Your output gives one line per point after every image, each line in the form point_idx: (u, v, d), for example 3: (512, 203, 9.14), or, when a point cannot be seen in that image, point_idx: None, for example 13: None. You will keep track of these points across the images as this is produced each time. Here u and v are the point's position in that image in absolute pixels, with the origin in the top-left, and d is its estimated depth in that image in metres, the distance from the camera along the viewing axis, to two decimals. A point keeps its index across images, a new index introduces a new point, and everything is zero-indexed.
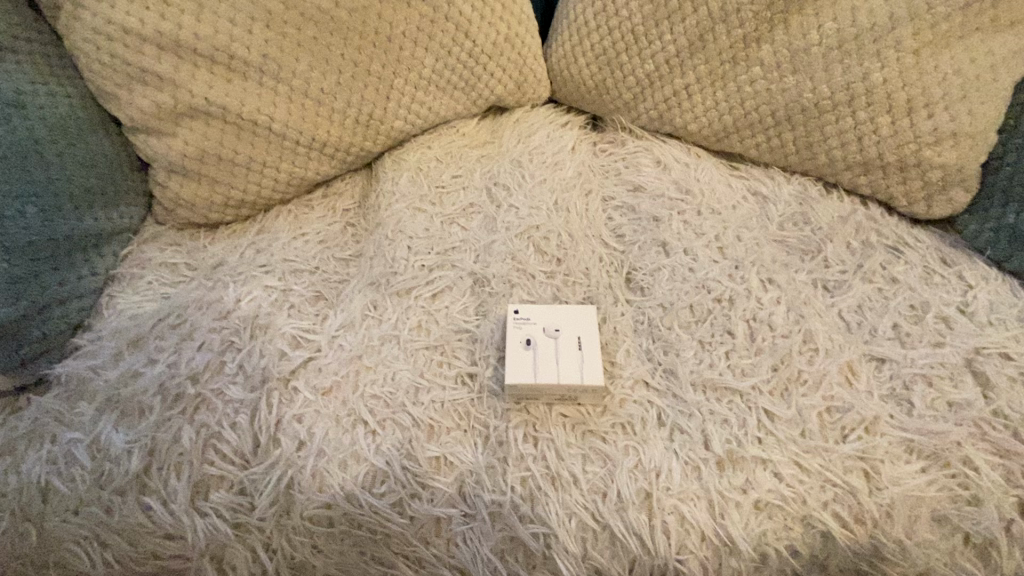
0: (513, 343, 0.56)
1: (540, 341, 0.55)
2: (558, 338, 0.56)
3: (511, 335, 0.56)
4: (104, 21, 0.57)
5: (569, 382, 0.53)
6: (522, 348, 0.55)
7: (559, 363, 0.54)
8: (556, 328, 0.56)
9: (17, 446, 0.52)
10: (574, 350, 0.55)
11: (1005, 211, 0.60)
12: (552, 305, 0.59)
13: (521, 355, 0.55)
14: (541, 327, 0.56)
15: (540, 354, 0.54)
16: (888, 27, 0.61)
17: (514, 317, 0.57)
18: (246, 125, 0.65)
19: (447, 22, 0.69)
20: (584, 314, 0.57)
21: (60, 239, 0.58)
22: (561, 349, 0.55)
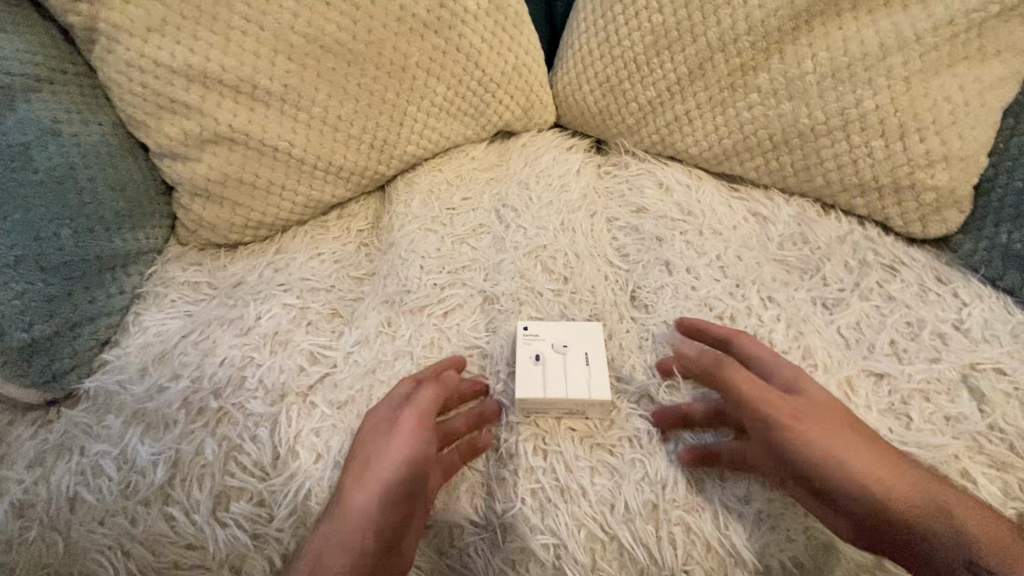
0: (523, 358, 0.57)
1: (550, 357, 0.57)
2: (567, 355, 0.57)
3: (522, 351, 0.58)
4: (137, 55, 0.61)
5: (577, 397, 0.54)
6: (532, 364, 0.57)
7: (568, 378, 0.56)
8: (564, 344, 0.58)
9: (47, 458, 0.55)
10: (582, 366, 0.57)
11: (997, 231, 0.63)
12: (561, 322, 0.61)
13: (529, 370, 0.56)
14: (549, 343, 0.58)
15: (549, 368, 0.56)
16: (880, 56, 0.64)
17: (523, 332, 0.59)
18: (267, 150, 0.68)
19: (458, 52, 0.72)
20: (591, 331, 0.59)
21: (91, 259, 0.62)
22: (569, 364, 0.57)
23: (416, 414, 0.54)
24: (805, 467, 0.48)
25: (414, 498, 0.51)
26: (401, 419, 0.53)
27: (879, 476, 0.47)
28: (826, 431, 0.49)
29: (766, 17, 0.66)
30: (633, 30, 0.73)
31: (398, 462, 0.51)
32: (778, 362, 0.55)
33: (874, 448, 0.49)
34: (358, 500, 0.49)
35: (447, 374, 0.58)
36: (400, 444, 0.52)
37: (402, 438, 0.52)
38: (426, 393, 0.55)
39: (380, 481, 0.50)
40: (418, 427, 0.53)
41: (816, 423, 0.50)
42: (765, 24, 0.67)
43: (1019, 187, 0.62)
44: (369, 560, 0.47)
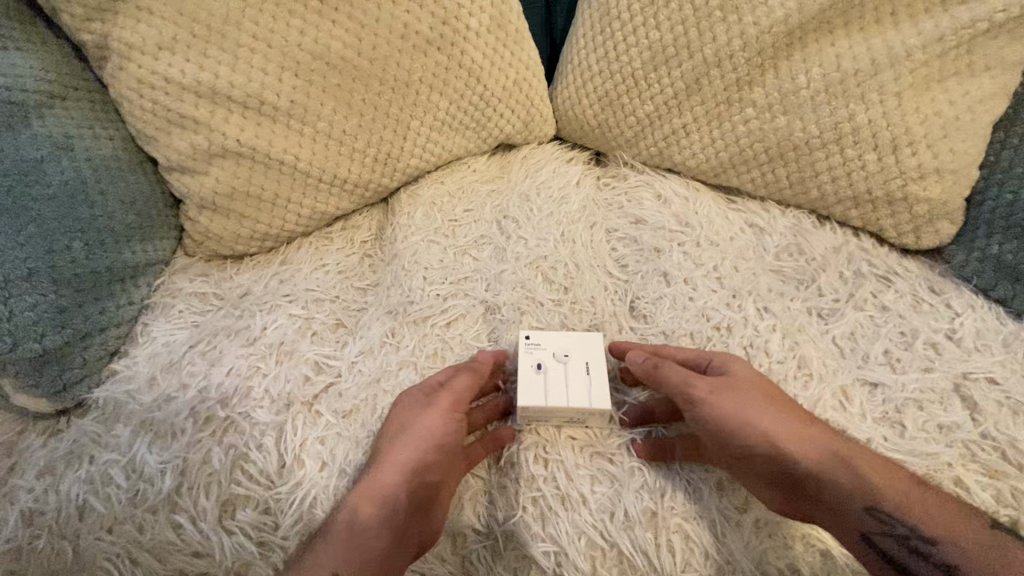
0: (525, 367, 0.58)
1: (551, 366, 0.58)
2: (568, 364, 0.58)
3: (523, 360, 0.58)
4: (148, 72, 0.63)
5: (578, 406, 0.55)
6: (533, 373, 0.57)
7: (569, 387, 0.56)
8: (565, 353, 0.59)
9: (57, 466, 0.56)
10: (583, 375, 0.57)
11: (988, 243, 0.65)
12: (561, 331, 0.62)
13: (531, 379, 0.57)
14: (550, 353, 0.59)
15: (551, 378, 0.57)
16: (872, 71, 0.65)
17: (526, 340, 0.60)
18: (273, 164, 0.69)
19: (460, 68, 0.74)
20: (592, 341, 0.60)
21: (102, 271, 0.63)
22: (570, 374, 0.57)
23: (450, 398, 0.56)
24: (746, 437, 0.50)
25: (443, 473, 0.54)
26: (435, 400, 0.56)
27: (811, 441, 0.50)
28: (760, 405, 0.52)
29: (760, 34, 0.68)
30: (631, 46, 0.75)
31: (432, 439, 0.53)
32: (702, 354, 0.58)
33: (802, 417, 0.52)
34: (392, 466, 0.52)
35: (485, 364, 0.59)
36: (434, 423, 0.54)
37: (437, 417, 0.54)
38: (464, 381, 0.57)
39: (413, 454, 0.52)
40: (452, 410, 0.55)
41: (750, 398, 0.52)
42: (759, 41, 0.68)
43: (1009, 199, 0.64)
44: (400, 518, 0.51)
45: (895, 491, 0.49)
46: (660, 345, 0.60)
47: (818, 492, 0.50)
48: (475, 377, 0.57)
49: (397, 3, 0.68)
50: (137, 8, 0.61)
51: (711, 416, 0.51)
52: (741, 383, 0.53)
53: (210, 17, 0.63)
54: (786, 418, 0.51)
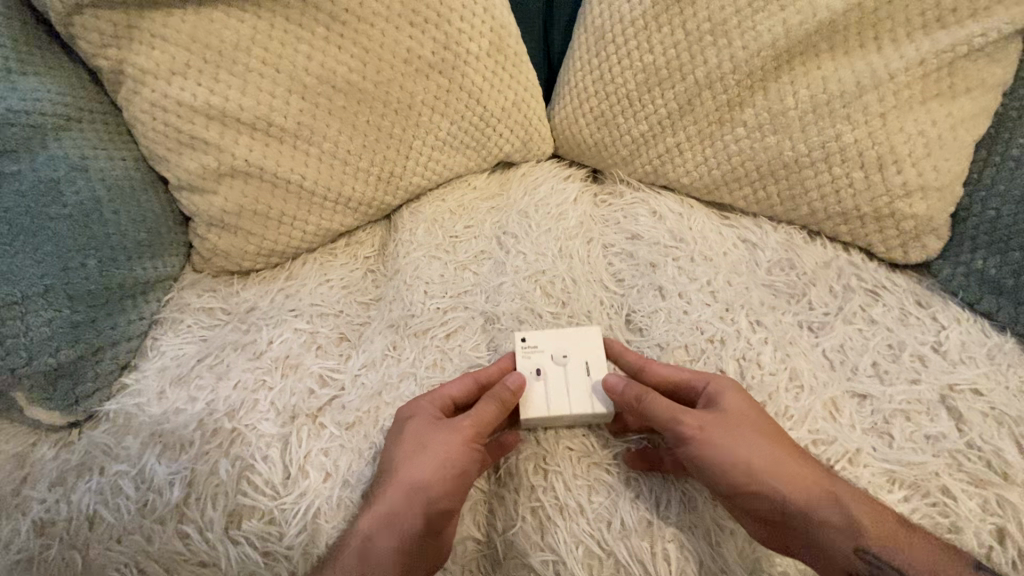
0: (525, 374, 0.60)
1: (550, 370, 0.60)
2: (568, 368, 0.60)
3: (523, 366, 0.60)
4: (162, 96, 0.66)
5: (580, 412, 0.57)
6: (534, 380, 0.59)
7: (570, 392, 0.58)
8: (565, 355, 0.61)
9: (69, 477, 0.58)
10: (585, 379, 0.59)
11: (974, 257, 0.67)
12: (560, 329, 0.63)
13: (532, 386, 0.59)
14: (549, 355, 0.60)
15: (551, 384, 0.59)
16: (857, 93, 0.68)
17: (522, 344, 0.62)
18: (280, 183, 0.71)
19: (461, 91, 0.77)
20: (590, 339, 0.62)
21: (114, 287, 0.65)
22: (571, 377, 0.59)
23: (472, 427, 0.55)
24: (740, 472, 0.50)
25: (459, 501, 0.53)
26: (454, 428, 0.55)
27: (794, 477, 0.51)
28: (747, 441, 0.52)
29: (749, 57, 0.71)
30: (625, 69, 0.77)
31: (451, 472, 0.53)
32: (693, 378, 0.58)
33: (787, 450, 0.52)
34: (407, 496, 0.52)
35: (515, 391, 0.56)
36: (455, 455, 0.53)
37: (458, 448, 0.54)
38: (491, 411, 0.55)
39: (429, 487, 0.52)
40: (473, 439, 0.55)
41: (735, 435, 0.52)
42: (748, 64, 0.71)
43: (991, 216, 0.66)
44: (414, 548, 0.51)
45: (879, 531, 0.49)
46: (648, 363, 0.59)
47: (803, 528, 0.50)
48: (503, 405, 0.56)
49: (400, 29, 0.71)
50: (152, 35, 0.64)
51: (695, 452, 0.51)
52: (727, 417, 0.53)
53: (221, 43, 0.66)
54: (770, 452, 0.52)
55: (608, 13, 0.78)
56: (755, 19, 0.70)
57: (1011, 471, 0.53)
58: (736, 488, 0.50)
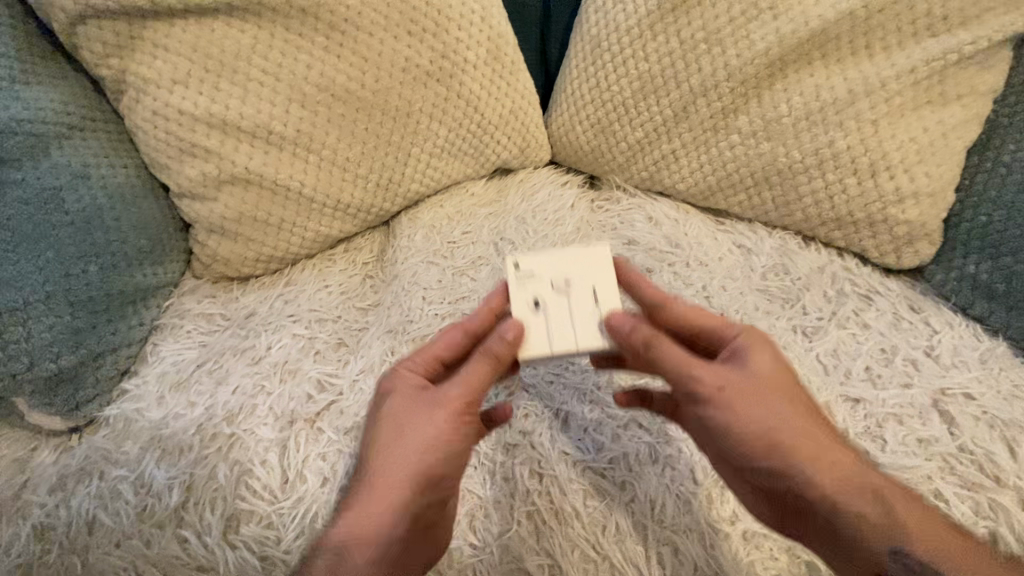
0: (522, 305, 0.52)
1: (551, 300, 0.52)
2: (572, 295, 0.53)
3: (519, 296, 0.52)
4: (163, 105, 0.67)
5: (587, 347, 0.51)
6: (531, 311, 0.52)
7: (575, 323, 0.52)
8: (568, 280, 0.53)
9: (69, 481, 0.59)
10: (592, 308, 0.52)
11: (966, 262, 0.68)
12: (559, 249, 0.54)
13: (532, 320, 0.52)
14: (548, 281, 0.53)
15: (552, 315, 0.52)
16: (849, 100, 0.69)
17: (514, 270, 0.53)
18: (280, 190, 0.72)
19: (459, 99, 0.77)
20: (596, 261, 0.54)
21: (115, 293, 0.66)
22: (575, 306, 0.52)
23: (461, 396, 0.49)
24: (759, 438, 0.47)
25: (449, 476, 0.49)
26: (443, 399, 0.49)
27: (811, 448, 0.47)
28: (773, 407, 0.47)
29: (742, 65, 0.72)
30: (621, 77, 0.78)
31: (443, 446, 0.49)
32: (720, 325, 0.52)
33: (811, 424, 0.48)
34: (396, 480, 0.48)
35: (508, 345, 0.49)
36: (447, 428, 0.49)
37: (447, 422, 0.49)
38: (481, 373, 0.49)
39: (421, 467, 0.48)
40: (463, 408, 0.50)
41: (759, 399, 0.47)
42: (742, 72, 0.72)
43: (983, 221, 0.67)
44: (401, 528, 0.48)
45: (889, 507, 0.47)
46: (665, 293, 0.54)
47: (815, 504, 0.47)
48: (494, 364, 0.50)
49: (399, 38, 0.72)
50: (154, 45, 0.65)
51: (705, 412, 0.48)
52: (754, 381, 0.48)
53: (222, 53, 0.66)
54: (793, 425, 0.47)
55: (604, 22, 0.79)
56: (748, 28, 0.71)
57: (1002, 474, 0.54)
58: (746, 454, 0.47)
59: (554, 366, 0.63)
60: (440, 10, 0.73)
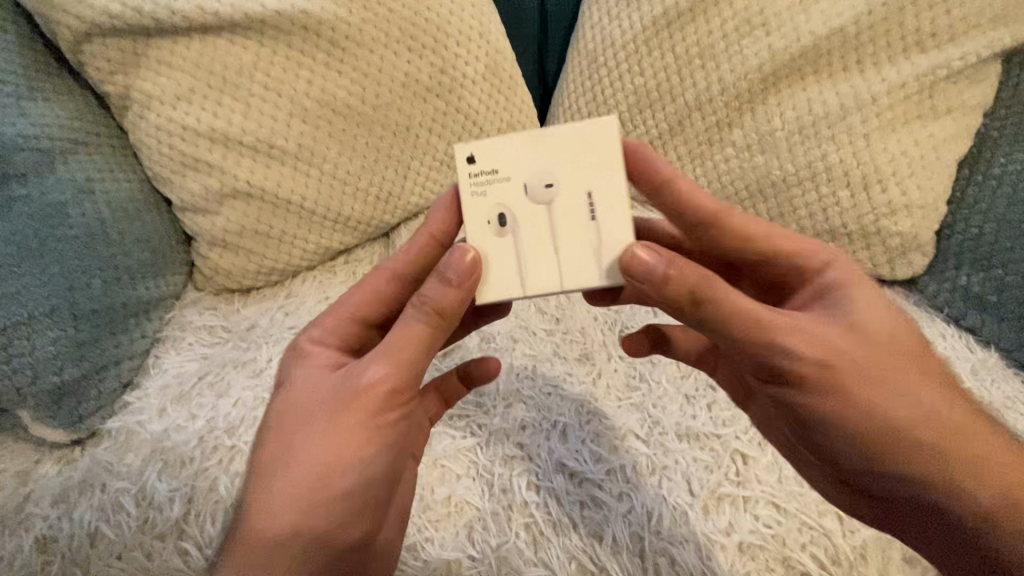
0: (485, 225, 0.45)
1: (521, 216, 0.45)
2: (555, 201, 0.45)
3: (482, 213, 0.46)
4: (167, 121, 0.68)
5: (567, 271, 0.45)
6: (497, 232, 0.45)
7: (557, 244, 0.45)
8: (550, 182, 0.45)
9: (71, 494, 0.60)
10: (584, 221, 0.45)
11: (958, 273, 0.70)
12: (537, 140, 0.46)
13: (500, 242, 0.46)
14: (521, 186, 0.45)
15: (523, 236, 0.45)
16: (841, 115, 0.70)
17: (468, 178, 0.46)
18: (281, 204, 0.73)
19: (458, 113, 0.78)
20: (593, 160, 0.45)
21: (118, 306, 0.67)
22: (558, 216, 0.45)
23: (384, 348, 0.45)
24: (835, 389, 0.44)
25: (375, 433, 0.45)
26: (354, 378, 0.45)
27: (895, 398, 0.44)
28: (856, 359, 0.44)
29: (736, 80, 0.73)
30: (617, 91, 0.80)
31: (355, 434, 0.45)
32: (796, 241, 0.49)
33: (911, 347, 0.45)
34: (293, 478, 0.44)
35: (453, 291, 0.44)
36: (356, 415, 0.45)
37: (357, 408, 0.45)
38: (401, 344, 0.45)
39: (328, 461, 0.44)
40: (381, 391, 0.45)
41: (840, 350, 0.44)
42: (736, 86, 0.73)
43: (975, 233, 0.68)
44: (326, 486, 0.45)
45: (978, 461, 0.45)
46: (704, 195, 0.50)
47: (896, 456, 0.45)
48: (421, 330, 0.45)
49: (399, 54, 0.73)
50: (158, 62, 0.67)
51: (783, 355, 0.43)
52: (851, 310, 0.45)
53: (225, 69, 0.68)
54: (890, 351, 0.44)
55: (600, 37, 0.80)
56: (741, 44, 0.72)
57: None
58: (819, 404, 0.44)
59: (552, 378, 0.64)
60: (440, 26, 0.75)
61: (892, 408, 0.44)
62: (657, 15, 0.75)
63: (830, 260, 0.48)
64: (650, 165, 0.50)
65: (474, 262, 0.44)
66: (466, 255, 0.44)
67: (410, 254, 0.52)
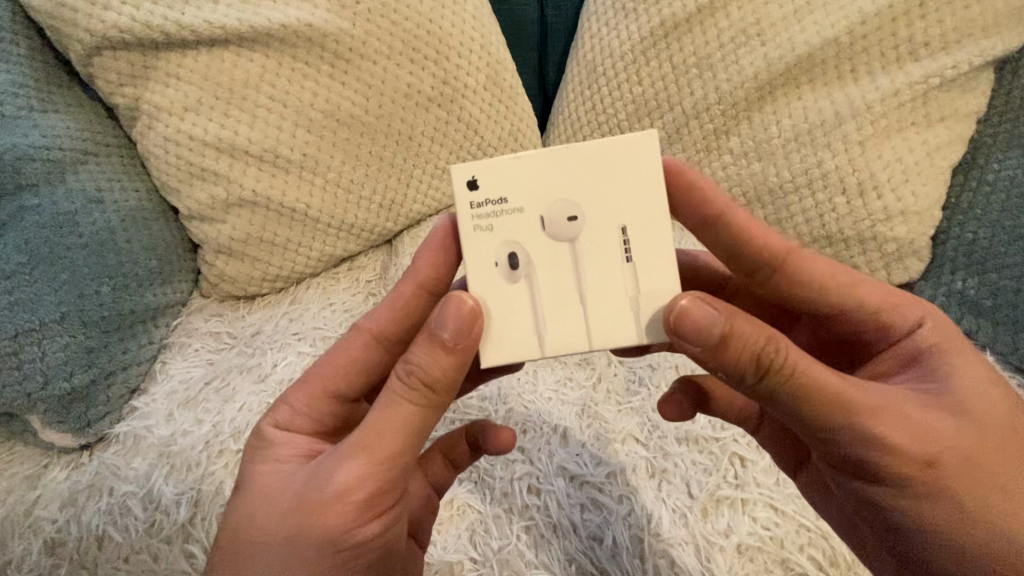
0: (496, 269, 0.42)
1: (538, 259, 0.41)
2: (579, 238, 0.41)
3: (493, 255, 0.41)
4: (174, 131, 0.69)
5: (597, 318, 0.41)
6: (510, 277, 0.41)
7: (582, 290, 0.41)
8: (574, 215, 0.41)
9: (80, 497, 0.61)
10: (616, 260, 0.41)
11: (953, 278, 0.70)
12: (555, 165, 0.41)
13: (511, 287, 0.41)
14: (537, 220, 0.41)
15: (541, 283, 0.41)
16: (836, 122, 0.71)
17: (473, 210, 0.42)
18: (286, 212, 0.74)
19: (459, 122, 0.80)
20: (626, 183, 0.41)
21: (126, 313, 0.68)
22: (583, 257, 0.41)
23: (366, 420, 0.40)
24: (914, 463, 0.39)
25: (352, 514, 0.40)
26: (328, 474, 0.40)
27: (970, 475, 0.40)
28: (933, 429, 0.40)
29: (733, 89, 0.74)
30: (616, 100, 0.81)
31: (334, 538, 0.40)
32: (885, 299, 0.46)
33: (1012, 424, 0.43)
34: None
35: (444, 357, 0.39)
36: (332, 520, 0.39)
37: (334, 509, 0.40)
38: (385, 428, 0.40)
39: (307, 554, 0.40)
40: (361, 487, 0.40)
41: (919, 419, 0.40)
42: (732, 95, 0.74)
43: (969, 238, 0.70)
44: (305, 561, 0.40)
45: None
46: (763, 229, 0.44)
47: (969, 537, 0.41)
48: (408, 408, 0.40)
49: (401, 66, 0.75)
50: (167, 74, 0.68)
51: (872, 435, 0.38)
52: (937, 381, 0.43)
53: (232, 81, 0.69)
54: (990, 429, 0.42)
55: (599, 48, 0.82)
56: (738, 53, 0.74)
57: None
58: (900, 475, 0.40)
59: (553, 382, 0.66)
60: (441, 38, 0.76)
61: (966, 486, 0.40)
62: (654, 26, 0.76)
63: (918, 322, 0.46)
64: (700, 193, 0.44)
65: (475, 311, 0.39)
66: (464, 305, 0.38)
67: (387, 311, 0.48)
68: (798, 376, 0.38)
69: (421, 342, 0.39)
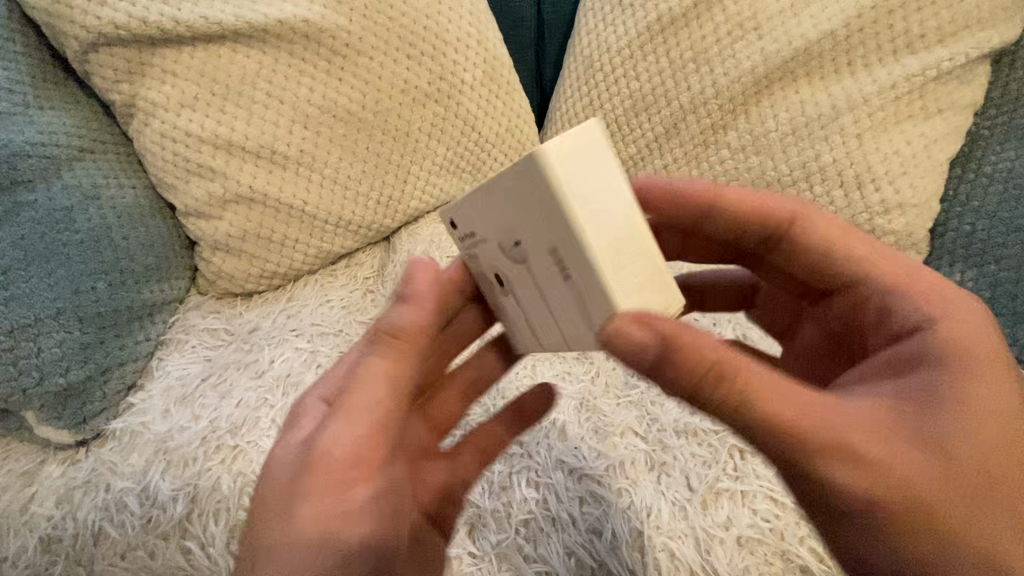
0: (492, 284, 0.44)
1: (509, 277, 0.41)
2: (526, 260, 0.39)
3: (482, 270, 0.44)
4: (171, 127, 0.69)
5: (568, 333, 0.40)
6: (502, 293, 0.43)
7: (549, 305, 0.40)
8: (516, 240, 0.38)
9: (76, 494, 0.62)
10: (558, 280, 0.37)
11: (953, 269, 0.70)
12: (487, 196, 0.39)
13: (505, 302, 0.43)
14: (494, 246, 0.41)
15: (522, 297, 0.41)
16: (833, 115, 0.71)
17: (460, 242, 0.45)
18: (283, 208, 0.74)
19: (457, 118, 0.80)
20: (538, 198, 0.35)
21: (123, 309, 0.68)
22: (536, 277, 0.39)
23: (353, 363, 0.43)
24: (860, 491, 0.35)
25: (360, 452, 0.40)
26: (329, 421, 0.41)
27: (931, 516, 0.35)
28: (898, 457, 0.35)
29: (729, 83, 0.74)
30: (613, 95, 0.81)
31: (333, 518, 0.39)
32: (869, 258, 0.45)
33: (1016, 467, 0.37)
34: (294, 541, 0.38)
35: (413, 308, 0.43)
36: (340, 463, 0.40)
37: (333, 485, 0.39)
38: (375, 398, 0.41)
39: (327, 508, 0.39)
40: (358, 453, 0.40)
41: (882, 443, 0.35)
42: (729, 89, 0.74)
43: (968, 230, 0.70)
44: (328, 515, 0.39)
45: None
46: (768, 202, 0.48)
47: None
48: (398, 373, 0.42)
49: (398, 61, 0.75)
50: (163, 71, 0.68)
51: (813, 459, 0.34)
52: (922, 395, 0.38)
53: (228, 77, 0.69)
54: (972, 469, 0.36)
55: (596, 43, 0.82)
56: (734, 48, 0.73)
57: None
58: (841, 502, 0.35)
59: (551, 376, 0.66)
60: (438, 34, 0.76)
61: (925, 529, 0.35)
62: (651, 21, 0.76)
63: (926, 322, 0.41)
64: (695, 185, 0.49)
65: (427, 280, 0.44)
66: (418, 271, 0.44)
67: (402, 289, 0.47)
68: (749, 376, 0.34)
69: (404, 314, 0.43)
